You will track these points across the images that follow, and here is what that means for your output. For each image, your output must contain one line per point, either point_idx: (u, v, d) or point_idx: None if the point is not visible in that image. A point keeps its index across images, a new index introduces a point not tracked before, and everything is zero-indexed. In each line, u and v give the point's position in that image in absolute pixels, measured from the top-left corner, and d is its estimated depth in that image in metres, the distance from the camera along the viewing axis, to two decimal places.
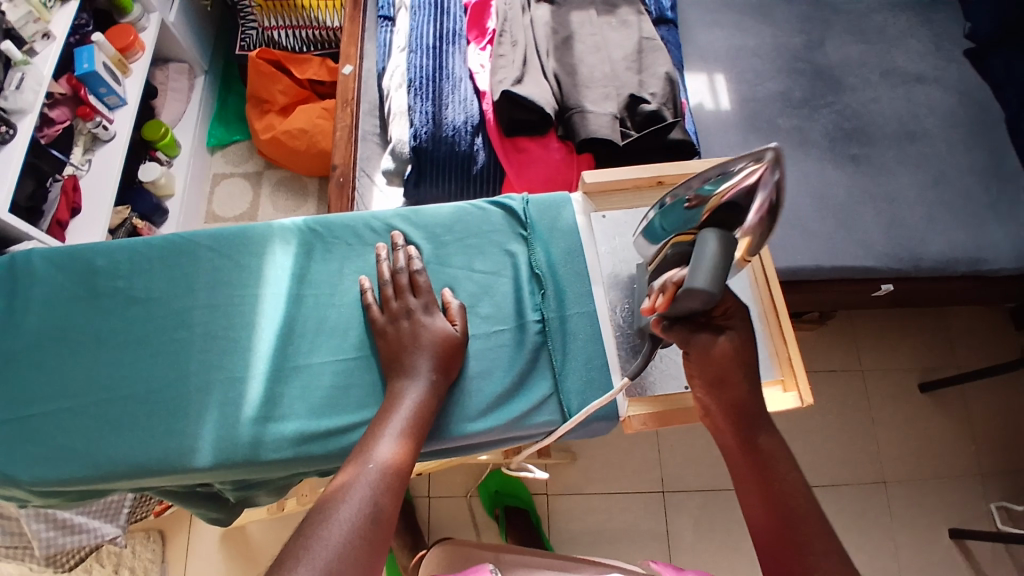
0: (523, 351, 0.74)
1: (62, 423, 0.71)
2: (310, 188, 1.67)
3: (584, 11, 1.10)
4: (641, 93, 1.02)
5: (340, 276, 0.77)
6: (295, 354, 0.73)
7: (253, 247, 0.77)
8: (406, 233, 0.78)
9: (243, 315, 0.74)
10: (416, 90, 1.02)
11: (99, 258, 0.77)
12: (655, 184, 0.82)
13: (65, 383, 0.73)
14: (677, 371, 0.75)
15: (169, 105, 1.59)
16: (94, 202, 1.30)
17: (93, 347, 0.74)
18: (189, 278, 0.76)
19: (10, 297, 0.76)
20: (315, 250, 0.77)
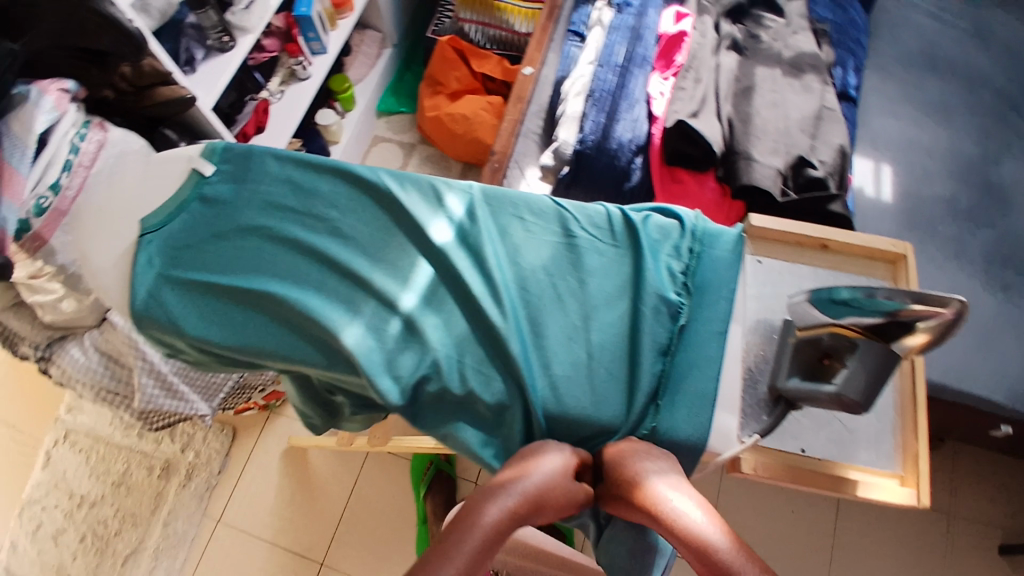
0: (646, 368, 0.67)
1: (217, 298, 0.72)
2: (453, 169, 1.80)
3: (769, 68, 1.14)
4: (810, 157, 1.04)
5: (511, 248, 0.74)
6: (442, 302, 0.71)
7: (428, 196, 0.77)
8: (574, 223, 0.75)
9: (405, 253, 0.74)
10: (594, 100, 1.08)
11: (321, 166, 0.79)
12: (819, 246, 0.79)
13: (248, 268, 0.74)
14: (798, 432, 0.72)
15: (356, 65, 1.77)
16: (278, 127, 1.45)
17: (261, 239, 0.75)
18: (381, 207, 0.77)
19: (240, 180, 0.78)
20: (495, 216, 0.75)
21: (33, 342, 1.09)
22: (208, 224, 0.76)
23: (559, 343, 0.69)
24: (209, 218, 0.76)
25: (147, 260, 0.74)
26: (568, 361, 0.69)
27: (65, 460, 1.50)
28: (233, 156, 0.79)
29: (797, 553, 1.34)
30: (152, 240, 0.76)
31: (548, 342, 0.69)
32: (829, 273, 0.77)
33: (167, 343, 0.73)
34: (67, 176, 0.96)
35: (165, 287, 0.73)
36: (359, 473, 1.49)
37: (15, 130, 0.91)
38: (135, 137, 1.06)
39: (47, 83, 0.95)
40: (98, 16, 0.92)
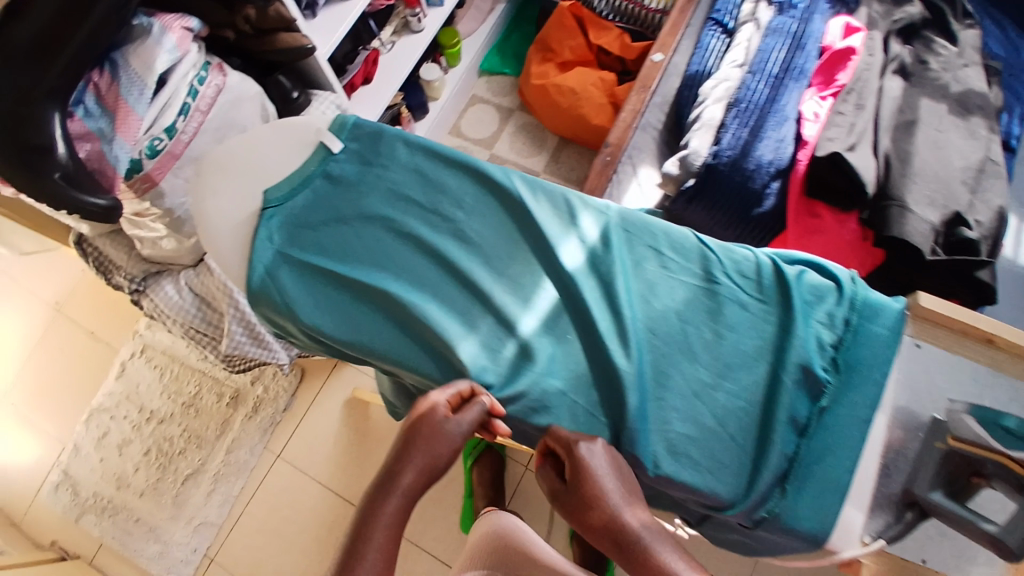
0: (778, 446, 0.63)
1: (334, 287, 0.70)
2: (548, 143, 1.72)
3: (935, 101, 1.01)
4: (967, 215, 0.93)
5: (647, 283, 0.68)
6: (564, 331, 0.67)
7: (563, 211, 0.71)
8: (717, 267, 0.68)
9: (532, 270, 0.69)
10: (738, 111, 0.98)
11: (452, 159, 0.74)
12: (984, 338, 0.71)
13: (368, 260, 0.71)
14: (926, 542, 0.66)
15: (467, 19, 1.68)
16: (385, 79, 1.41)
17: (383, 230, 0.72)
18: (510, 214, 0.71)
19: (369, 162, 0.74)
20: (630, 244, 0.69)
21: (130, 275, 1.09)
22: (330, 206, 0.73)
23: (685, 398, 0.65)
24: (333, 199, 0.73)
25: (266, 235, 0.72)
26: (690, 419, 0.64)
27: (140, 373, 1.54)
28: (362, 134, 0.75)
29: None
30: (273, 214, 0.73)
31: (672, 396, 0.65)
32: (986, 368, 0.70)
33: (277, 323, 0.72)
34: (184, 121, 0.93)
35: (282, 266, 0.71)
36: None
37: (136, 68, 0.86)
38: (251, 83, 1.02)
39: (170, 20, 0.89)
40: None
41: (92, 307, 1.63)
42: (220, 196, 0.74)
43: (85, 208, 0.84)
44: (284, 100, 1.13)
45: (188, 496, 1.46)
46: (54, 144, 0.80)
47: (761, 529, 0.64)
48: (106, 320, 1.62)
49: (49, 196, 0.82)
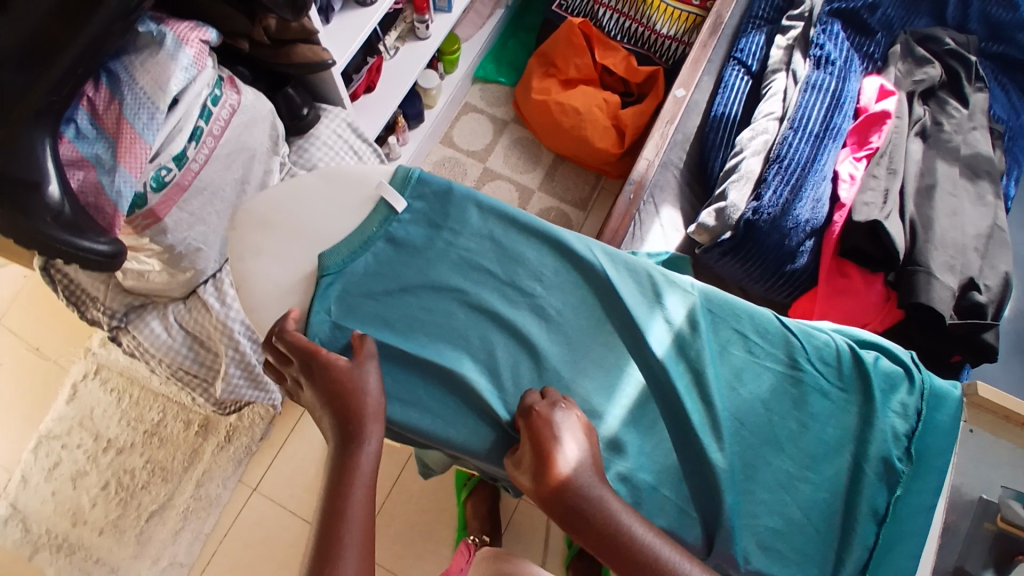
0: (860, 537, 0.65)
1: (405, 366, 0.66)
2: (543, 159, 1.65)
3: (950, 165, 1.05)
4: (978, 280, 0.98)
5: (732, 370, 0.68)
6: (648, 419, 0.66)
7: (646, 289, 0.69)
8: (798, 353, 0.69)
9: (615, 352, 0.68)
10: (780, 168, 1.00)
11: (530, 228, 0.70)
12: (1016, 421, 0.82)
13: (442, 336, 0.67)
14: None
15: (465, 26, 1.61)
16: (388, 89, 1.31)
17: (454, 303, 0.68)
18: (593, 290, 0.69)
19: (438, 226, 0.70)
20: (715, 328, 0.69)
21: (109, 309, 0.96)
22: (395, 273, 0.68)
23: (770, 489, 0.65)
24: (398, 265, 0.69)
25: (325, 305, 0.68)
26: (777, 512, 0.65)
27: (94, 397, 1.36)
28: (428, 192, 0.71)
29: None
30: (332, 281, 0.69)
31: (758, 488, 0.65)
32: None
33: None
34: (194, 148, 0.84)
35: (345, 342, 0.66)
36: (399, 472, 1.37)
37: (145, 87, 0.74)
38: (264, 100, 0.95)
39: (186, 31, 0.78)
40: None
41: (32, 321, 1.42)
42: (263, 257, 0.70)
43: (82, 255, 0.71)
44: (293, 116, 1.04)
45: (153, 535, 1.29)
46: (47, 180, 0.67)
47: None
48: (51, 334, 1.41)
49: (37, 241, 0.67)
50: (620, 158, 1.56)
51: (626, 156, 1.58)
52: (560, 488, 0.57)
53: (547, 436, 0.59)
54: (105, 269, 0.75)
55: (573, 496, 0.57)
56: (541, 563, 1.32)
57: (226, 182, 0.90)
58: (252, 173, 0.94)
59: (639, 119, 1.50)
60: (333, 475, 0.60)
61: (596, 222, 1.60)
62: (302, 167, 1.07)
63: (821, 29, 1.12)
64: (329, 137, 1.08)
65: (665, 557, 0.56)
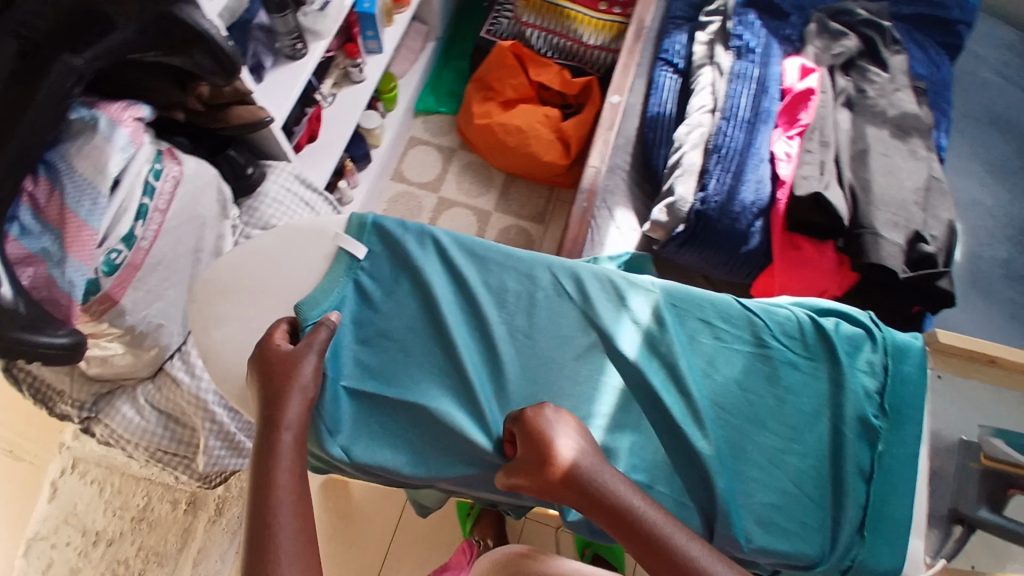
0: (854, 498, 0.67)
1: (389, 407, 0.67)
2: (495, 180, 1.68)
3: (877, 128, 1.11)
4: (923, 232, 1.02)
5: (704, 357, 0.71)
6: (633, 420, 0.68)
7: (610, 294, 0.72)
8: (762, 331, 0.72)
9: (591, 359, 0.70)
10: (719, 158, 1.04)
11: (490, 253, 0.73)
12: (986, 360, 0.82)
13: (420, 373, 0.68)
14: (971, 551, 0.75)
15: (399, 62, 1.63)
16: (331, 135, 1.32)
17: (427, 338, 0.69)
18: (560, 303, 0.71)
19: (400, 265, 0.72)
20: (682, 320, 0.72)
21: (77, 402, 0.95)
22: (365, 320, 0.70)
23: (760, 465, 0.68)
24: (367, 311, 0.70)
25: None
26: (770, 488, 0.67)
27: (75, 491, 1.31)
28: (386, 235, 0.72)
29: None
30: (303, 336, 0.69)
31: (750, 468, 0.67)
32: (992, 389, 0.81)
33: (323, 453, 0.67)
34: (142, 227, 0.83)
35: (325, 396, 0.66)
36: (401, 512, 1.35)
37: (84, 173, 0.74)
38: (207, 166, 0.93)
39: (119, 110, 0.78)
40: (191, 28, 0.73)
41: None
42: (226, 323, 0.70)
43: (39, 348, 0.70)
44: (239, 176, 1.04)
45: None
46: None
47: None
48: (20, 434, 1.36)
49: None
50: (570, 167, 1.60)
51: (574, 165, 1.61)
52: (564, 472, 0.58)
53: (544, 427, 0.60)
54: (69, 361, 0.75)
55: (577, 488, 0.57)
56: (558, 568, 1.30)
57: (179, 252, 0.90)
58: (205, 240, 0.94)
59: (582, 128, 1.55)
60: (261, 447, 0.59)
61: (556, 233, 1.62)
62: (255, 226, 1.07)
63: (736, 21, 1.18)
64: (278, 192, 1.09)
65: (666, 531, 0.56)
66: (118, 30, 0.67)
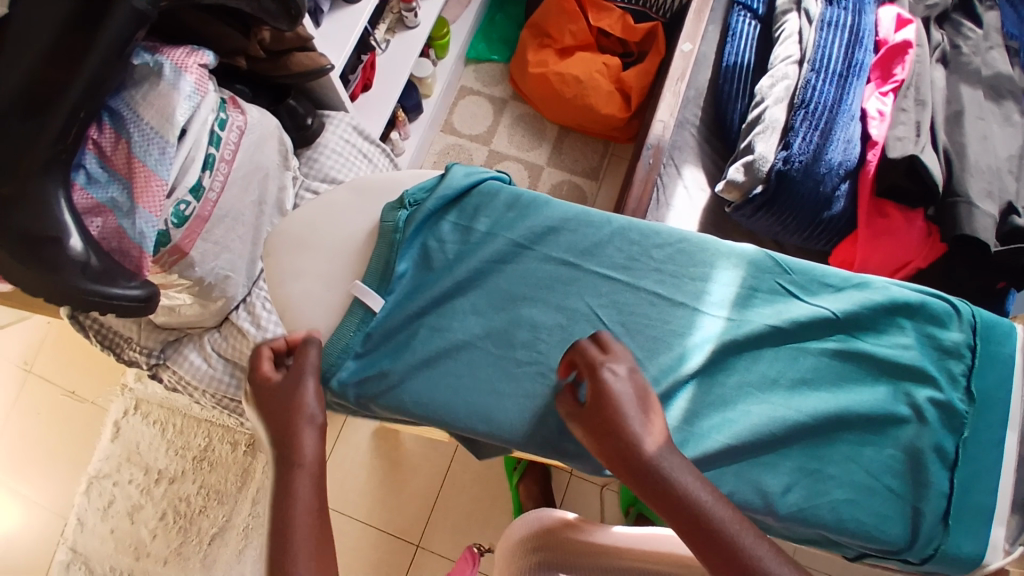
0: (935, 484, 0.66)
1: (458, 373, 0.67)
2: (547, 133, 1.61)
3: (978, 86, 1.01)
4: (1018, 205, 0.94)
5: (773, 352, 0.69)
6: (703, 399, 0.68)
7: (675, 268, 0.71)
8: (838, 314, 0.69)
9: (660, 333, 0.69)
10: (806, 113, 0.96)
11: (539, 247, 0.71)
12: None
13: (484, 338, 0.68)
14: None
15: (451, 6, 1.56)
16: (384, 84, 1.28)
17: (490, 303, 0.70)
18: (615, 302, 0.70)
19: (459, 233, 0.72)
20: (754, 301, 0.70)
21: (145, 348, 0.97)
22: (429, 285, 0.71)
23: (837, 459, 0.66)
24: (428, 279, 0.71)
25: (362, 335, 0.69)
26: (847, 482, 0.66)
27: (138, 431, 1.37)
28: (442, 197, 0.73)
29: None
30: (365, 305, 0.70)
31: (828, 465, 0.66)
32: None
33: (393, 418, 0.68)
34: (209, 177, 0.82)
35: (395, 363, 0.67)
36: (451, 457, 1.37)
37: (151, 122, 0.72)
38: (268, 116, 0.92)
39: (183, 57, 0.75)
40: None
41: (66, 364, 1.42)
42: (302, 277, 0.72)
43: (115, 302, 0.70)
44: (298, 127, 1.01)
45: (218, 557, 1.29)
46: (67, 234, 0.65)
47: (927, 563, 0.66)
48: (86, 375, 1.41)
49: (68, 296, 0.66)
50: (627, 121, 1.52)
51: (632, 119, 1.53)
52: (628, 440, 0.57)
53: (614, 398, 0.59)
54: (141, 313, 0.74)
55: (626, 461, 0.57)
56: (603, 522, 1.31)
57: (245, 205, 0.89)
58: (268, 192, 0.93)
59: (643, 79, 1.46)
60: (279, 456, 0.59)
61: (610, 189, 1.56)
62: (314, 178, 1.05)
63: None
64: (337, 143, 1.06)
65: (722, 520, 0.53)
66: None
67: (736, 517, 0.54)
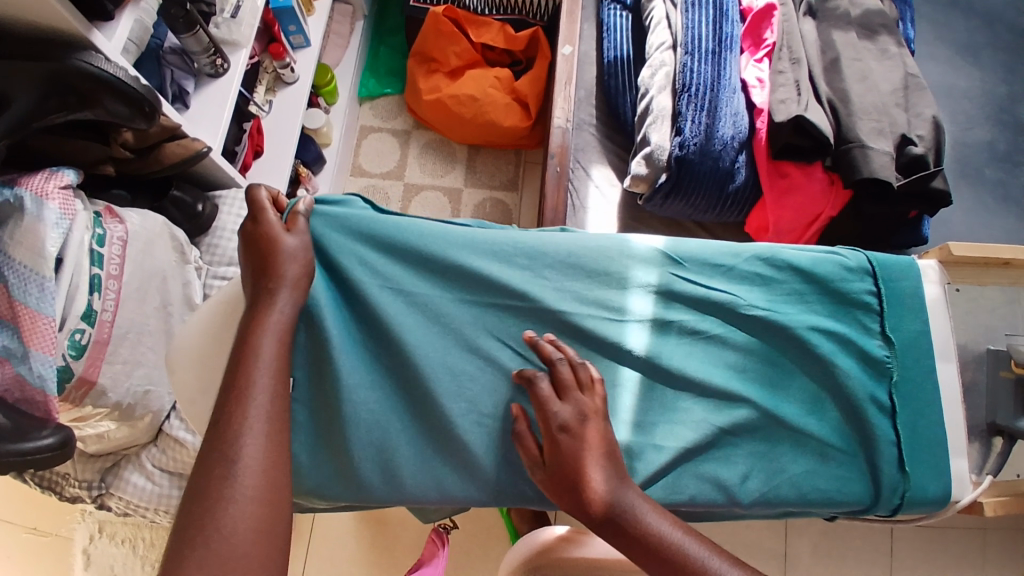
0: (882, 434, 0.68)
1: (403, 447, 0.65)
2: (458, 154, 1.60)
3: (844, 32, 1.05)
4: (909, 134, 0.98)
5: (689, 346, 0.69)
6: (650, 410, 0.67)
7: (589, 282, 0.70)
8: (753, 294, 0.70)
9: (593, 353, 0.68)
10: (690, 97, 0.97)
11: (434, 295, 0.68)
12: (1002, 264, 0.82)
13: (422, 402, 0.66)
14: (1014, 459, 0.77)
15: (331, 49, 1.53)
16: (276, 146, 1.24)
17: (412, 369, 0.66)
18: (526, 330, 0.68)
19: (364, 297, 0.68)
20: (674, 299, 0.70)
21: (84, 482, 0.91)
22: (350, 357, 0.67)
23: (784, 435, 0.68)
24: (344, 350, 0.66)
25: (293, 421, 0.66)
26: (803, 454, 0.67)
27: (108, 555, 1.28)
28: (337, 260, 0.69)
29: None
30: None
31: (778, 443, 0.67)
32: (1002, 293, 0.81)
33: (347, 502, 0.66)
34: (99, 299, 0.77)
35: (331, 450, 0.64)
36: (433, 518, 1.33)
37: (24, 261, 0.67)
38: (151, 214, 0.88)
39: (43, 183, 0.71)
40: (89, 74, 0.65)
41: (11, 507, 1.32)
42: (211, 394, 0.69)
43: (31, 458, 0.65)
44: (190, 217, 0.97)
45: None
46: None
47: (898, 512, 0.69)
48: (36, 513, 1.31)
49: None
50: (532, 127, 1.52)
51: (536, 123, 1.54)
52: (579, 479, 0.59)
53: (571, 449, 0.60)
54: (63, 459, 0.69)
55: (582, 495, 0.59)
56: None
57: (147, 313, 0.85)
58: (171, 293, 0.89)
59: (536, 85, 1.47)
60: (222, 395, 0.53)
61: (532, 196, 1.56)
62: (220, 263, 1.00)
63: None
64: (234, 223, 1.02)
65: (685, 543, 0.57)
66: (14, 99, 0.62)
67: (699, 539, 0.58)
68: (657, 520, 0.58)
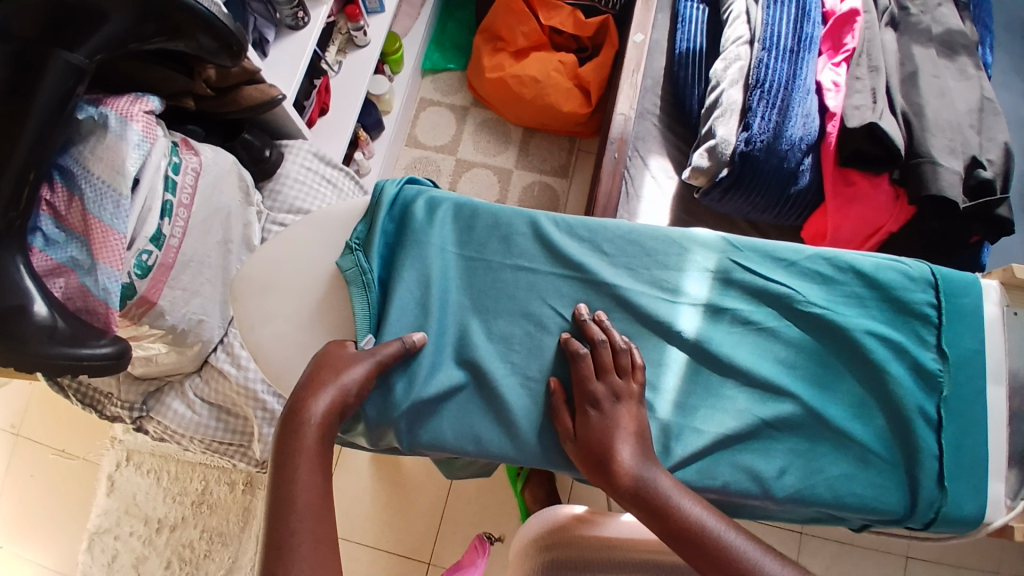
0: (925, 447, 0.66)
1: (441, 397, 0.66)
2: (513, 135, 1.60)
3: (926, 47, 1.02)
4: (980, 157, 0.95)
5: (740, 336, 0.69)
6: (691, 393, 0.67)
7: (646, 261, 0.70)
8: (811, 292, 0.69)
9: (641, 330, 0.69)
10: (763, 93, 0.96)
11: (491, 255, 0.70)
12: None
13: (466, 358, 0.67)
14: None
15: (401, 19, 1.55)
16: (341, 105, 1.26)
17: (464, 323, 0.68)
18: (577, 302, 0.69)
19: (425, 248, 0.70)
20: (729, 287, 0.70)
21: (127, 403, 0.94)
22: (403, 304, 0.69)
23: (828, 436, 0.67)
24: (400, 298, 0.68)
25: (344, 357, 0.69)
26: (842, 457, 0.66)
27: (132, 482, 1.33)
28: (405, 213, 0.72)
29: (914, 550, 1.25)
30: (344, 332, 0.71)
31: (818, 442, 0.67)
32: None
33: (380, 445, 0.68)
34: (168, 224, 0.80)
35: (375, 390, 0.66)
36: (448, 485, 1.35)
37: (102, 175, 0.70)
38: (224, 153, 0.91)
39: (128, 105, 0.73)
40: (189, 8, 0.67)
41: (53, 423, 1.38)
42: (272, 320, 0.71)
43: (86, 363, 0.68)
44: (256, 160, 1.00)
45: None
46: (32, 300, 0.64)
47: (931, 527, 0.67)
48: (74, 432, 1.37)
49: (34, 363, 0.65)
50: (590, 115, 1.52)
51: (595, 112, 1.53)
52: (610, 459, 0.60)
53: (601, 425, 0.62)
54: (115, 370, 0.72)
55: (614, 480, 0.60)
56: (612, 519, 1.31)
57: (209, 247, 0.88)
58: (232, 230, 0.92)
59: (600, 73, 1.47)
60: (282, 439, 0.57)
61: (581, 184, 1.56)
62: (280, 210, 1.03)
63: None
64: (297, 172, 1.05)
65: (719, 530, 0.56)
66: (111, 18, 0.62)
67: (734, 527, 0.56)
68: (689, 507, 0.57)
